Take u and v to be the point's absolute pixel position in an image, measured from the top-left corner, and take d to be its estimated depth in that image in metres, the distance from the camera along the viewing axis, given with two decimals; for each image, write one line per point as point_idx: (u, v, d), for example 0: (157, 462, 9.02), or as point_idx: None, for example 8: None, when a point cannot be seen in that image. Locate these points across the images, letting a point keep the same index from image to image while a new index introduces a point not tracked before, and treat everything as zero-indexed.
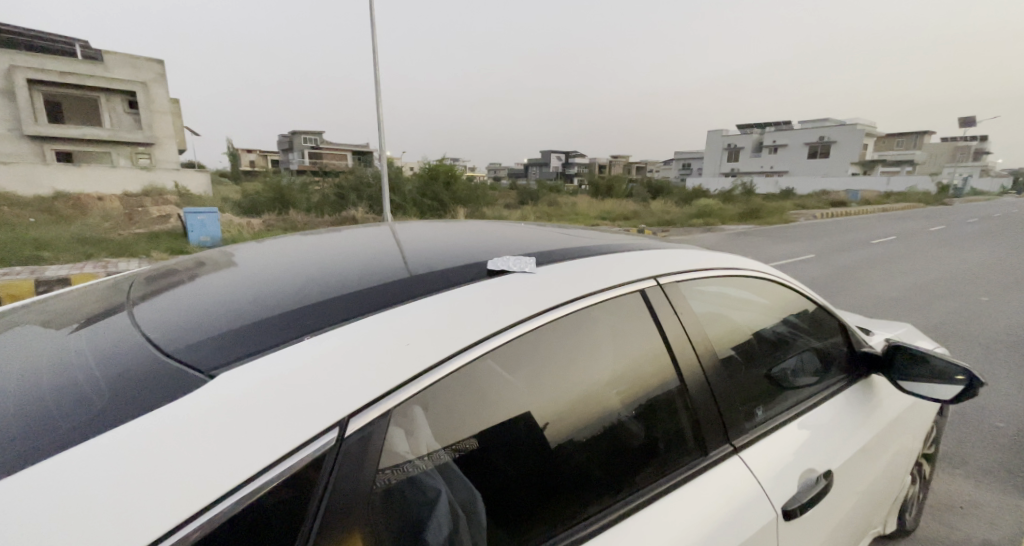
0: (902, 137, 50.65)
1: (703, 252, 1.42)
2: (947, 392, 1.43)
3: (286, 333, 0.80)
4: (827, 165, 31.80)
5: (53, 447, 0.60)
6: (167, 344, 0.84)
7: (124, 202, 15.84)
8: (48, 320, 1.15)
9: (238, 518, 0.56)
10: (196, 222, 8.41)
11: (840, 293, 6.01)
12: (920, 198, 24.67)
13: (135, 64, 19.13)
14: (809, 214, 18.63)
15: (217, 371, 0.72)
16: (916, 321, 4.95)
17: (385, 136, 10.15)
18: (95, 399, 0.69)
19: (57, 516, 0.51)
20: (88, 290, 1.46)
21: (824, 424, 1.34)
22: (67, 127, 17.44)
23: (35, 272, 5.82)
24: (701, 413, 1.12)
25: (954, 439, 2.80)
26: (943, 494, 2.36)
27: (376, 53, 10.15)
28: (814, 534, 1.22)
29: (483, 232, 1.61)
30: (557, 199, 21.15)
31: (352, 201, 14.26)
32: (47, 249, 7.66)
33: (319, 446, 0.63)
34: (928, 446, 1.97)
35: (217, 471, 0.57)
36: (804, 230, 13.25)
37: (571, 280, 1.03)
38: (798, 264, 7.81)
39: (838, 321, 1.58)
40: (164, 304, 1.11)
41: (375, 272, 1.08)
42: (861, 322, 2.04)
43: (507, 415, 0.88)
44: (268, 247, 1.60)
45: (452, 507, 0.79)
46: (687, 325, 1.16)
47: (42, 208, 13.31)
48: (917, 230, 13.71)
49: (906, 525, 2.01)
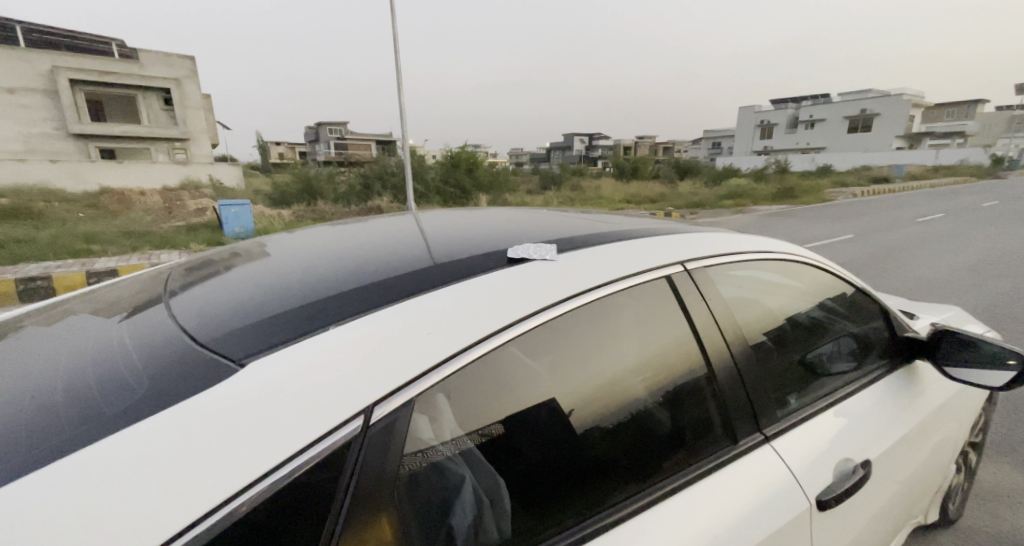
0: (952, 108, 47.70)
1: (734, 235, 1.37)
2: (997, 378, 1.35)
3: (313, 321, 0.82)
4: (868, 139, 30.18)
5: (99, 430, 0.63)
6: (200, 334, 0.87)
7: (164, 196, 16.54)
8: (98, 309, 1.21)
9: (261, 507, 0.58)
10: (230, 214, 8.70)
11: (880, 275, 5.75)
12: (970, 171, 23.30)
13: (168, 62, 19.75)
14: (847, 192, 17.81)
15: (247, 359, 0.74)
16: (964, 304, 4.69)
17: (407, 125, 10.23)
18: (135, 386, 0.73)
19: (118, 486, 0.55)
20: (133, 280, 1.52)
21: (862, 412, 1.29)
22: (109, 126, 18.27)
23: (86, 265, 6.16)
24: (729, 400, 1.09)
25: (1004, 427, 2.65)
26: (991, 482, 2.25)
27: (397, 41, 10.12)
28: (848, 525, 1.18)
29: (505, 220, 1.59)
30: (581, 183, 20.88)
31: (377, 190, 14.57)
32: (94, 243, 8.05)
33: (345, 434, 0.64)
34: (975, 433, 1.87)
35: (256, 453, 0.60)
36: (841, 210, 12.68)
37: (596, 266, 1.01)
38: (834, 246, 7.52)
39: (879, 306, 1.51)
40: (198, 295, 1.14)
41: (401, 260, 1.10)
42: (905, 306, 1.95)
43: (530, 402, 0.87)
44: (299, 237, 1.63)
45: (476, 495, 0.80)
46: (716, 312, 1.13)
47: (89, 203, 14.04)
48: (967, 207, 12.90)
49: (950, 515, 1.93)
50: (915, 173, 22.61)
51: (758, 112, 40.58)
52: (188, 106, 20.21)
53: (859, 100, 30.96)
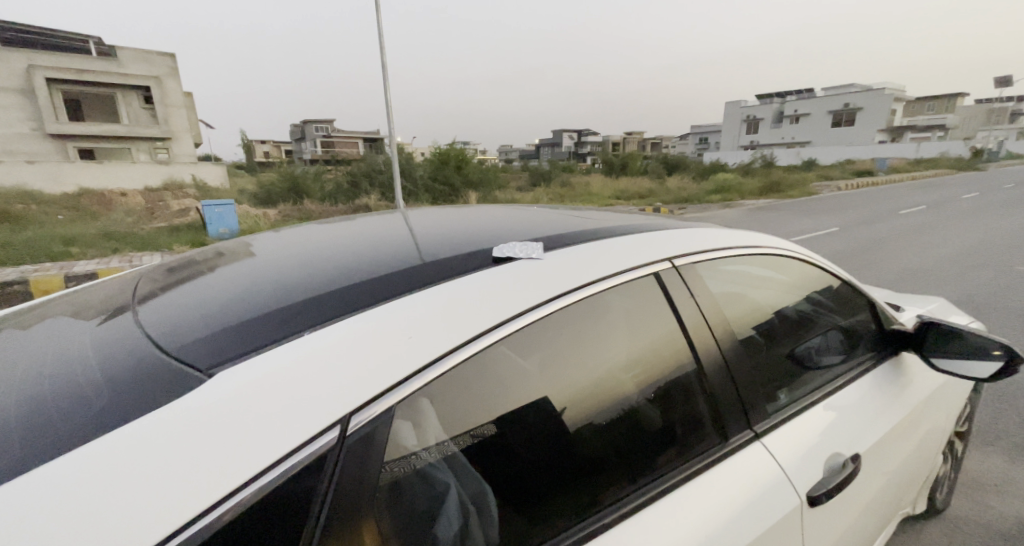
0: (933, 101, 48.52)
1: (722, 230, 1.36)
2: (984, 370, 1.36)
3: (287, 327, 0.79)
4: (852, 132, 30.60)
5: (56, 446, 0.60)
6: (169, 343, 0.84)
7: (146, 197, 16.23)
8: (74, 313, 1.17)
9: (234, 523, 0.55)
10: (214, 214, 8.55)
11: (864, 266, 5.84)
12: (950, 163, 23.78)
13: (148, 59, 19.37)
14: (832, 185, 18.05)
15: (215, 369, 0.71)
16: (947, 294, 4.77)
17: (394, 122, 10.14)
18: (95, 399, 0.69)
19: (82, 499, 0.52)
20: (112, 282, 1.47)
21: (850, 406, 1.29)
22: (88, 125, 17.90)
23: (65, 268, 6.01)
24: (719, 396, 1.08)
25: (988, 416, 2.69)
26: (976, 471, 2.29)
27: (382, 37, 10.01)
28: (839, 520, 1.18)
29: (494, 217, 1.57)
30: (570, 180, 20.91)
31: (365, 188, 14.43)
32: (74, 245, 7.90)
33: (321, 445, 0.61)
34: (960, 423, 1.90)
35: (233, 461, 0.57)
36: (826, 203, 12.84)
37: (584, 266, 0.99)
38: (820, 238, 7.62)
39: (867, 298, 1.51)
40: (173, 299, 1.10)
41: (386, 260, 1.07)
42: (891, 298, 1.96)
43: (519, 403, 0.85)
44: (284, 236, 1.59)
45: (462, 503, 0.78)
46: (704, 309, 1.12)
47: (68, 204, 13.73)
48: (948, 199, 13.13)
49: (937, 504, 1.96)
50: (898, 166, 23.00)
51: (745, 107, 40.88)
52: (169, 104, 19.82)
53: (843, 94, 31.35)
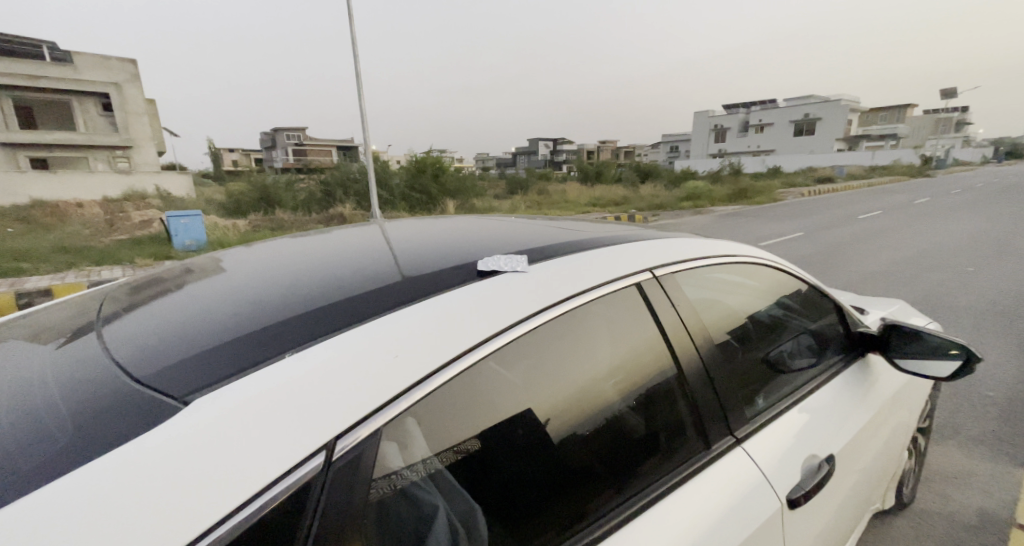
0: (888, 113, 51.04)
1: (697, 239, 1.40)
2: (945, 368, 1.42)
3: (266, 350, 0.76)
4: (813, 141, 31.92)
5: (19, 487, 0.56)
6: (136, 369, 0.80)
7: (105, 208, 15.55)
8: (32, 335, 1.11)
9: (239, 539, 0.54)
10: (180, 225, 8.25)
11: (829, 270, 6.05)
12: (904, 171, 25.00)
13: (107, 65, 18.62)
14: (796, 192, 18.75)
15: (191, 396, 0.68)
16: (907, 295, 4.98)
17: (369, 132, 10.06)
18: (59, 433, 0.65)
19: (54, 533, 0.49)
20: (71, 302, 1.40)
21: (822, 407, 1.34)
22: (41, 134, 17.07)
23: (16, 285, 5.67)
24: (700, 402, 1.10)
25: (948, 412, 2.82)
26: (938, 465, 2.39)
27: (356, 46, 9.94)
28: (815, 520, 1.22)
29: (472, 229, 1.56)
30: (546, 188, 21.06)
31: (339, 198, 14.16)
32: (25, 260, 7.47)
33: (306, 471, 0.59)
34: (923, 420, 1.98)
35: (219, 484, 0.56)
36: (791, 208, 13.37)
37: (567, 276, 1.01)
38: (787, 243, 7.89)
39: (834, 302, 1.58)
40: (140, 321, 1.06)
41: (365, 274, 1.06)
42: (854, 300, 2.05)
43: (503, 416, 0.85)
44: (257, 250, 1.55)
45: (451, 523, 0.77)
46: (683, 315, 1.14)
47: (18, 217, 13.01)
48: (903, 204, 13.83)
49: (904, 499, 2.04)
50: (855, 174, 24.13)
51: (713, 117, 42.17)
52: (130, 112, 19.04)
53: (804, 104, 32.69)
